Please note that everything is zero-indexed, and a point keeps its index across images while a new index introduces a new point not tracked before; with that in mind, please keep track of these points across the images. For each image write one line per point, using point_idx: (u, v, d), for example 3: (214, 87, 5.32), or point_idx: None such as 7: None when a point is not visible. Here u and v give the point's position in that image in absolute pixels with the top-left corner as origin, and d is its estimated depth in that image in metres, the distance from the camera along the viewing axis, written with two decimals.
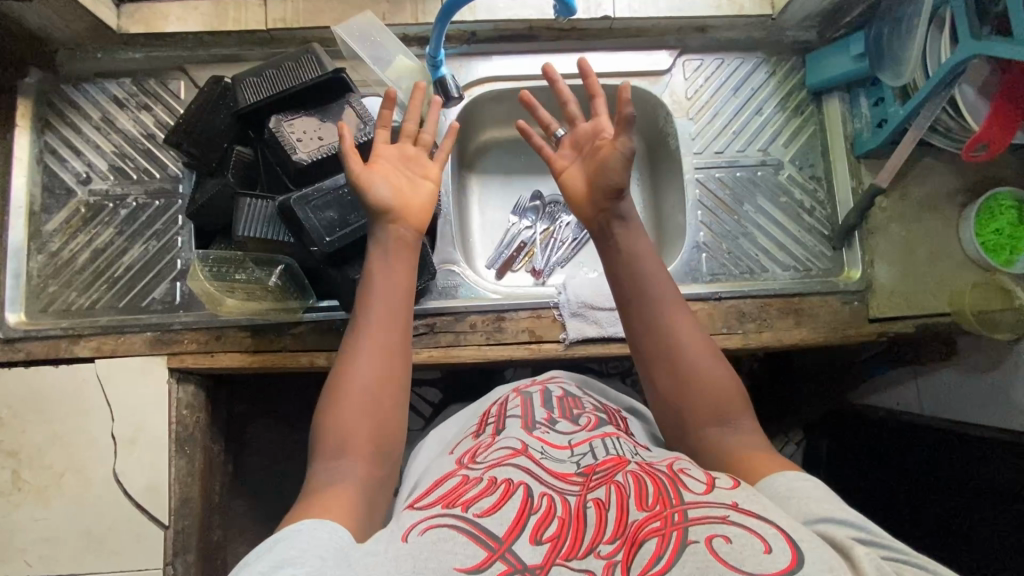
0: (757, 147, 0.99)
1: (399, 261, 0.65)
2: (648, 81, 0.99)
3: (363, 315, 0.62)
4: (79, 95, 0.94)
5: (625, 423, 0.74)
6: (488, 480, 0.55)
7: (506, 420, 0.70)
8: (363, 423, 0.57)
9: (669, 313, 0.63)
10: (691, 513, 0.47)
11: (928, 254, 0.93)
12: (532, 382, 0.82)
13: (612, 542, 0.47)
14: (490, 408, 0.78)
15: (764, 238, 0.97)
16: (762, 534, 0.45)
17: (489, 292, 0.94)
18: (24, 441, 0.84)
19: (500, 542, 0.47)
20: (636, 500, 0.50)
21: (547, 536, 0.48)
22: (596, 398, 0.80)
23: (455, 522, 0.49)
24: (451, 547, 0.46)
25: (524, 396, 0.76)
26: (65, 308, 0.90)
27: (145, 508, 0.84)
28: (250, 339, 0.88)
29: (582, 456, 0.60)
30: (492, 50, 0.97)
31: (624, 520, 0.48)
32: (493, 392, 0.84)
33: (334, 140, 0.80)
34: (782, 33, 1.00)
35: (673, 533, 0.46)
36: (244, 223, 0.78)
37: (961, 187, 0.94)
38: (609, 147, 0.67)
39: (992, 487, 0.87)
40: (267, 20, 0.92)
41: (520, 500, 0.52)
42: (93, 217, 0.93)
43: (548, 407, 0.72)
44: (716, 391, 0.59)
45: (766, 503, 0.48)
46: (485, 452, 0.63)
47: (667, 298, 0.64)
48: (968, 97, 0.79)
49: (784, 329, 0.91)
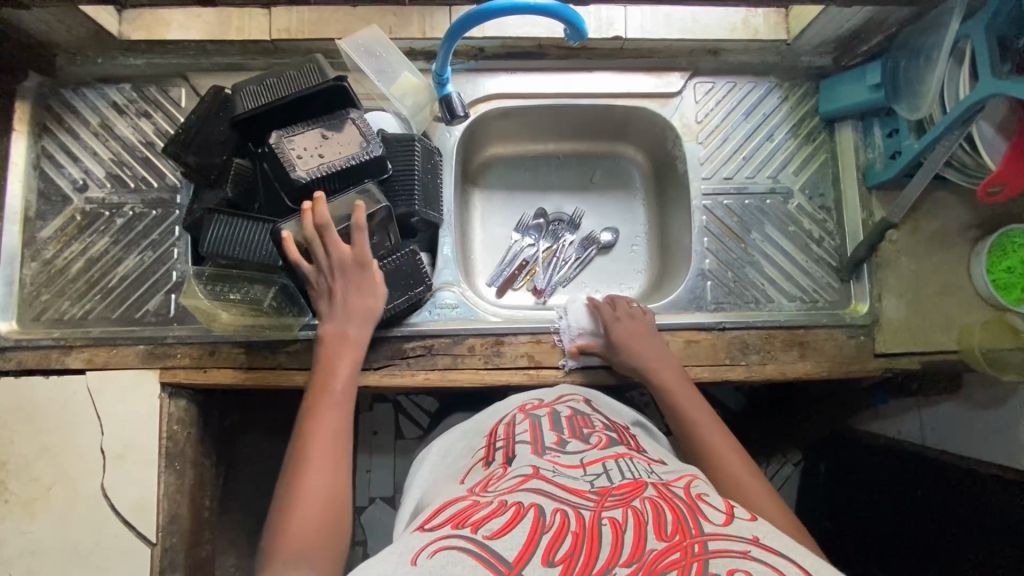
0: (766, 174, 0.97)
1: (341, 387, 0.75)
2: (657, 103, 0.97)
3: (311, 434, 0.70)
4: (79, 100, 0.93)
5: (636, 442, 0.71)
6: (498, 502, 0.53)
7: (516, 445, 0.67)
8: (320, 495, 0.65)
9: (725, 454, 0.72)
10: (711, 545, 0.46)
11: (938, 289, 0.92)
12: (541, 401, 0.80)
13: (628, 565, 0.44)
14: (497, 427, 0.75)
15: (770, 267, 0.95)
16: (785, 573, 0.44)
17: (488, 315, 0.92)
18: (11, 452, 0.82)
19: (510, 566, 0.45)
20: (655, 528, 0.48)
21: (560, 556, 0.46)
22: (604, 413, 0.78)
23: (464, 544, 0.47)
24: (460, 569, 0.44)
25: (532, 419, 0.73)
26: (58, 317, 0.89)
27: (132, 524, 0.82)
28: (243, 355, 0.87)
29: (596, 476, 0.57)
30: (498, 67, 0.95)
31: (642, 547, 0.46)
32: (499, 407, 0.82)
33: (336, 158, 0.79)
34: (796, 58, 0.98)
35: (693, 565, 0.44)
36: (221, 243, 0.79)
37: (973, 222, 0.92)
38: (633, 326, 0.86)
39: (980, 523, 0.86)
40: (271, 30, 0.90)
41: (530, 520, 0.49)
42: (89, 225, 0.91)
43: (557, 429, 0.70)
44: (771, 512, 0.65)
45: (785, 540, 0.49)
46: (497, 482, 0.59)
47: (722, 442, 0.74)
48: (986, 134, 0.77)
49: (787, 362, 0.90)
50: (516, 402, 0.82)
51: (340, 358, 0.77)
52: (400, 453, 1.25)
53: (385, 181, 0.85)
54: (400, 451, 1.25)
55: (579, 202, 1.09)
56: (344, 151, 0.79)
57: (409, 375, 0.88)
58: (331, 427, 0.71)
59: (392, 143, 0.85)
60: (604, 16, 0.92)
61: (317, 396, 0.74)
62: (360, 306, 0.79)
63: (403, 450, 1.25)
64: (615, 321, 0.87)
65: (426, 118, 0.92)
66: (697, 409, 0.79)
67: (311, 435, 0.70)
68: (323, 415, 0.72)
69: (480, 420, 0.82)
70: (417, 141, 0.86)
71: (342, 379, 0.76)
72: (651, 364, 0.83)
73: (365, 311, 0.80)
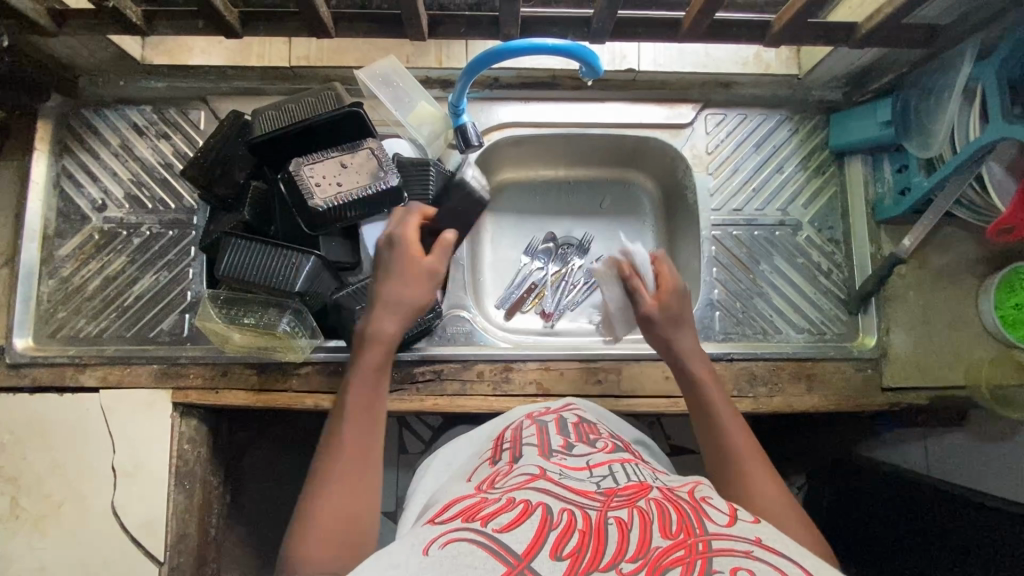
0: (776, 207, 0.98)
1: (367, 386, 0.66)
2: (668, 134, 0.98)
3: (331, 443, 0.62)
4: (100, 121, 0.94)
5: (641, 455, 0.69)
6: (506, 498, 0.51)
7: (523, 446, 0.65)
8: (344, 498, 0.58)
9: (753, 463, 0.64)
10: (716, 544, 0.44)
11: (946, 324, 0.92)
12: (547, 409, 0.79)
13: (634, 561, 0.42)
14: (504, 432, 0.73)
15: (778, 298, 0.96)
16: (787, 573, 0.41)
17: (500, 341, 0.93)
18: (24, 468, 0.83)
19: (519, 559, 0.42)
20: (659, 526, 0.46)
21: (568, 551, 0.43)
22: (608, 427, 0.77)
23: (473, 536, 0.45)
24: (470, 561, 0.42)
25: (540, 423, 0.72)
26: (73, 334, 0.90)
27: (142, 543, 0.83)
28: (255, 377, 0.88)
29: (602, 478, 0.56)
30: (513, 95, 0.97)
31: (647, 544, 0.44)
32: (509, 415, 0.80)
33: (353, 187, 0.80)
34: (807, 92, 0.99)
35: (697, 562, 0.41)
36: (235, 266, 0.80)
37: (982, 258, 0.93)
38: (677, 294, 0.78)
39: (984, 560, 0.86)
40: (291, 58, 0.92)
41: (539, 517, 0.47)
42: (106, 244, 0.93)
43: (564, 433, 0.68)
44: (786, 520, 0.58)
45: (791, 543, 0.46)
46: (503, 478, 0.57)
47: (749, 450, 0.65)
48: (996, 176, 0.76)
49: (795, 394, 0.90)
50: (522, 411, 0.81)
51: (365, 353, 0.68)
52: (403, 468, 1.26)
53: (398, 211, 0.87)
54: (403, 466, 1.26)
55: (588, 228, 1.10)
56: (360, 179, 0.81)
57: (417, 401, 0.88)
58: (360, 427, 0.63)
59: (407, 168, 0.86)
60: (617, 49, 0.94)
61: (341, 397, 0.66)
62: (395, 293, 0.70)
63: (407, 464, 1.25)
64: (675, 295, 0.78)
65: (440, 145, 0.94)
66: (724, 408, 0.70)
67: (338, 438, 0.62)
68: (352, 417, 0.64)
69: (486, 428, 0.80)
70: (433, 165, 0.87)
71: (366, 380, 0.66)
72: (688, 349, 0.75)
73: (398, 298, 0.70)
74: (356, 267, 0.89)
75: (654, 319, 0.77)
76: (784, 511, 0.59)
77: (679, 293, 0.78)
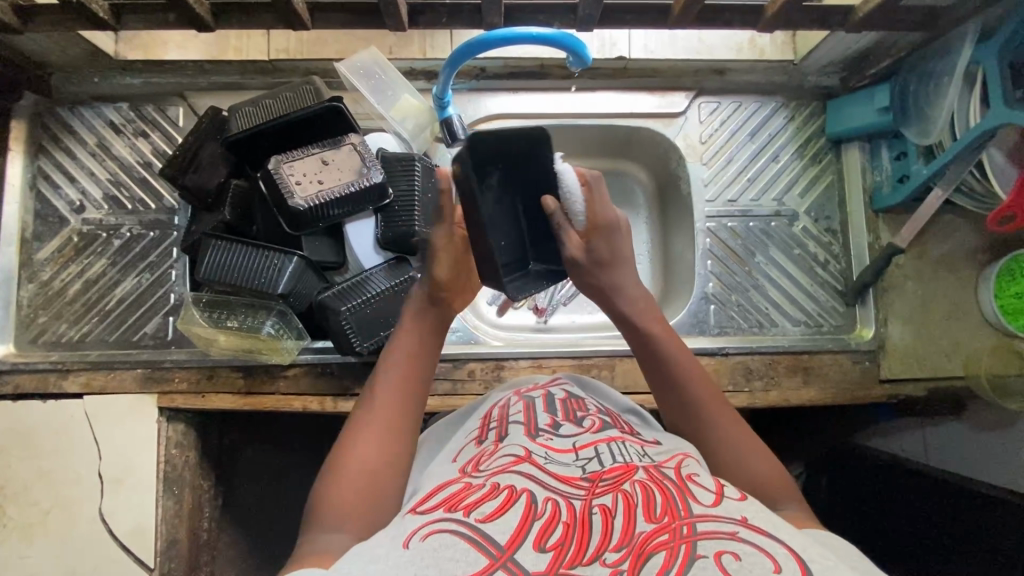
0: (772, 196, 0.96)
1: (414, 345, 0.64)
2: (661, 123, 0.96)
3: (375, 385, 0.61)
4: (75, 119, 0.92)
5: (632, 428, 0.63)
6: (491, 484, 0.48)
7: (510, 425, 0.60)
8: (373, 459, 0.55)
9: (716, 415, 0.61)
10: (700, 526, 0.42)
11: (945, 314, 0.90)
12: (535, 383, 0.71)
13: (618, 550, 0.41)
14: (491, 410, 0.66)
15: (774, 291, 0.94)
16: (773, 554, 0.40)
17: (493, 340, 0.93)
18: (8, 476, 0.82)
19: (502, 550, 0.41)
20: (644, 510, 0.44)
21: (552, 543, 0.42)
22: (598, 399, 0.69)
23: (456, 527, 0.43)
24: (451, 555, 0.41)
25: (526, 400, 0.65)
26: (55, 340, 0.89)
27: (130, 549, 0.82)
28: (242, 380, 0.87)
29: (589, 461, 0.52)
30: (500, 85, 0.94)
31: (631, 530, 0.42)
32: (490, 394, 0.73)
33: (335, 184, 0.79)
34: (804, 78, 0.96)
35: (681, 547, 0.40)
36: (211, 267, 0.78)
37: (981, 246, 0.91)
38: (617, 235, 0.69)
39: None
40: (270, 51, 0.89)
41: (522, 505, 0.45)
42: (86, 246, 0.90)
43: (551, 411, 0.62)
44: (750, 465, 0.58)
45: (777, 521, 0.45)
46: (489, 460, 0.54)
47: (713, 402, 0.62)
48: (998, 162, 0.74)
49: (792, 388, 0.89)
50: (506, 389, 0.73)
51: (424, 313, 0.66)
52: None
53: (384, 207, 0.84)
54: None
55: None
56: (343, 177, 0.79)
57: None
58: (400, 390, 0.60)
59: (392, 163, 0.84)
60: (607, 36, 0.91)
61: (388, 354, 0.64)
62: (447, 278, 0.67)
63: None
64: (613, 232, 0.69)
65: (427, 139, 0.92)
66: (678, 354, 0.66)
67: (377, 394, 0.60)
68: (391, 377, 0.61)
69: (472, 407, 0.73)
70: (417, 159, 0.84)
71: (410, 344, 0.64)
72: (637, 305, 0.69)
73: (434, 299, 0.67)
74: (342, 266, 0.87)
75: (580, 264, 0.69)
76: (750, 457, 0.58)
77: (612, 228, 0.69)
